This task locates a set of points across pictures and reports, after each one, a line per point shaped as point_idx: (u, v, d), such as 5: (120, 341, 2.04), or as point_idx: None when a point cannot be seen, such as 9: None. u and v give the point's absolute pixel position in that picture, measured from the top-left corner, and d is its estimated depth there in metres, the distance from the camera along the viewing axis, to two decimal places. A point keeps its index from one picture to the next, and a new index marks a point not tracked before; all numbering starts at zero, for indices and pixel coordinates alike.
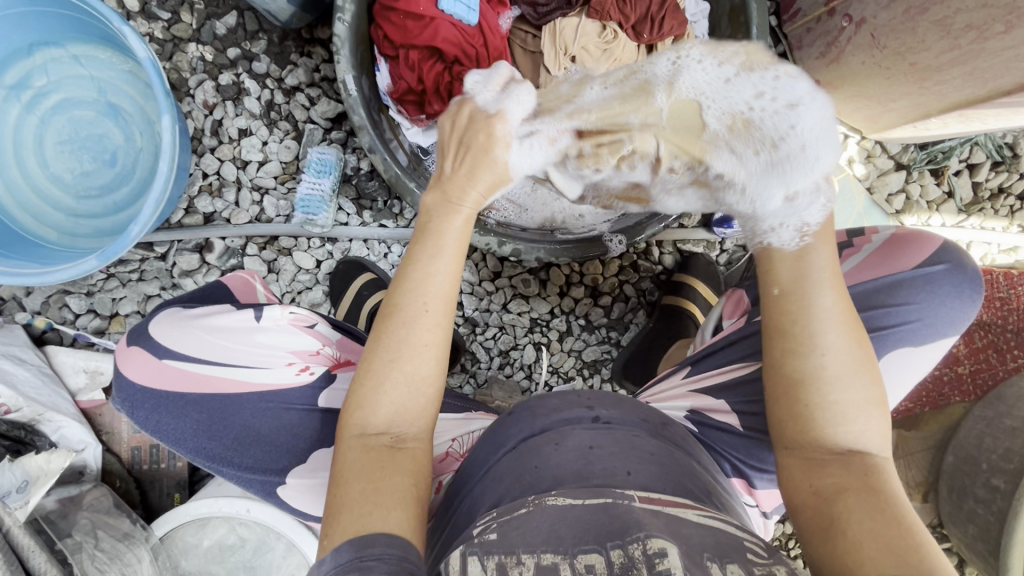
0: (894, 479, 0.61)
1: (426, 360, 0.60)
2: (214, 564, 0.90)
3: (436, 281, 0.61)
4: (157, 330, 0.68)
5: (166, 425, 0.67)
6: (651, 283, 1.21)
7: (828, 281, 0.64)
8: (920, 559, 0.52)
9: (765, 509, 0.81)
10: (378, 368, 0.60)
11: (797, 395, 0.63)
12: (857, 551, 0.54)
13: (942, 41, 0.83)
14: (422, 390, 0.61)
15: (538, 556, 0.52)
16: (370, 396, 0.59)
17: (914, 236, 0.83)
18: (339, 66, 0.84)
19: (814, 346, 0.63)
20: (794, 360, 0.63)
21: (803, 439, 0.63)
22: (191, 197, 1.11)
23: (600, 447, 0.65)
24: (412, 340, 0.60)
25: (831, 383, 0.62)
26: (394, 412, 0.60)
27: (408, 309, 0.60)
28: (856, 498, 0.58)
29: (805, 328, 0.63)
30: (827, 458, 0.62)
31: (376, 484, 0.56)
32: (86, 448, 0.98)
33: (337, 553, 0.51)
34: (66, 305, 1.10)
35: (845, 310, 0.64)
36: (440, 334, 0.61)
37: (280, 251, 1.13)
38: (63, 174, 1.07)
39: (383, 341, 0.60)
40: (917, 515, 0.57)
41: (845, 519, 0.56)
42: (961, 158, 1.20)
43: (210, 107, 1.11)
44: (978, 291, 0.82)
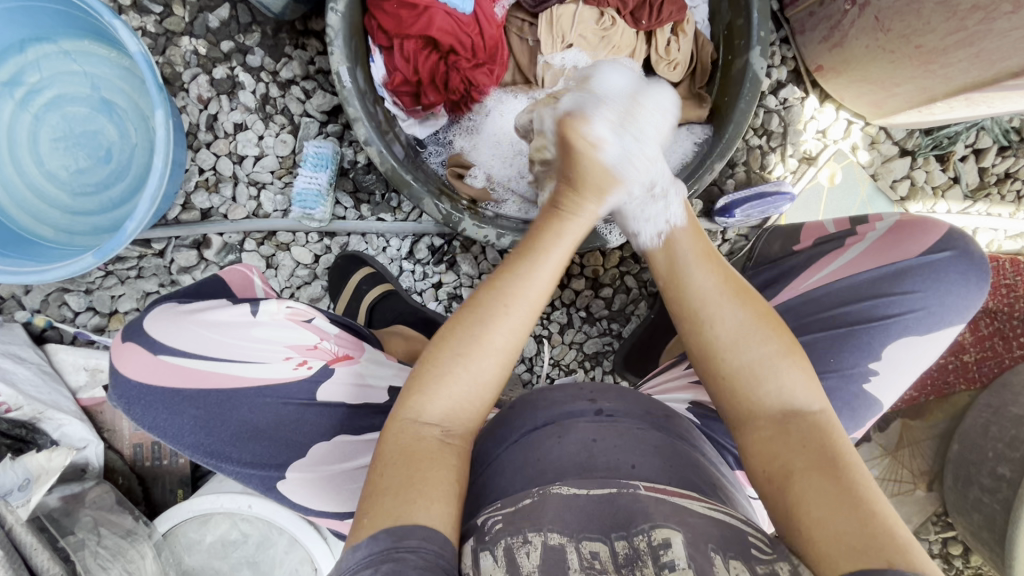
0: (839, 435, 0.61)
1: (491, 363, 0.61)
2: (217, 560, 0.90)
3: (531, 285, 0.63)
4: (153, 324, 0.66)
5: (162, 421, 0.65)
6: (651, 274, 1.20)
7: (697, 260, 0.71)
8: (869, 533, 0.52)
9: (767, 500, 0.80)
10: (447, 360, 0.60)
11: (713, 374, 0.67)
12: (811, 537, 0.53)
13: (948, 23, 0.81)
14: (481, 393, 0.61)
15: (545, 535, 0.53)
16: (431, 387, 0.60)
17: (918, 223, 0.82)
18: (333, 57, 0.83)
19: (706, 320, 0.67)
20: (696, 336, 0.68)
21: (738, 412, 0.65)
22: (188, 193, 1.11)
23: (603, 440, 0.65)
24: (489, 343, 0.61)
25: (732, 349, 0.65)
26: (450, 408, 0.60)
27: (489, 310, 0.62)
28: (805, 474, 0.57)
29: (693, 304, 0.69)
30: (772, 433, 0.62)
31: (418, 474, 0.55)
32: (87, 446, 0.98)
33: (374, 541, 0.50)
34: (66, 304, 1.10)
35: (721, 279, 0.69)
36: (514, 341, 0.62)
37: (278, 246, 1.13)
38: (58, 171, 1.06)
39: (456, 333, 0.61)
40: (863, 473, 0.57)
41: (796, 499, 0.56)
42: (968, 143, 1.18)
43: (204, 102, 1.10)
44: (986, 278, 0.80)
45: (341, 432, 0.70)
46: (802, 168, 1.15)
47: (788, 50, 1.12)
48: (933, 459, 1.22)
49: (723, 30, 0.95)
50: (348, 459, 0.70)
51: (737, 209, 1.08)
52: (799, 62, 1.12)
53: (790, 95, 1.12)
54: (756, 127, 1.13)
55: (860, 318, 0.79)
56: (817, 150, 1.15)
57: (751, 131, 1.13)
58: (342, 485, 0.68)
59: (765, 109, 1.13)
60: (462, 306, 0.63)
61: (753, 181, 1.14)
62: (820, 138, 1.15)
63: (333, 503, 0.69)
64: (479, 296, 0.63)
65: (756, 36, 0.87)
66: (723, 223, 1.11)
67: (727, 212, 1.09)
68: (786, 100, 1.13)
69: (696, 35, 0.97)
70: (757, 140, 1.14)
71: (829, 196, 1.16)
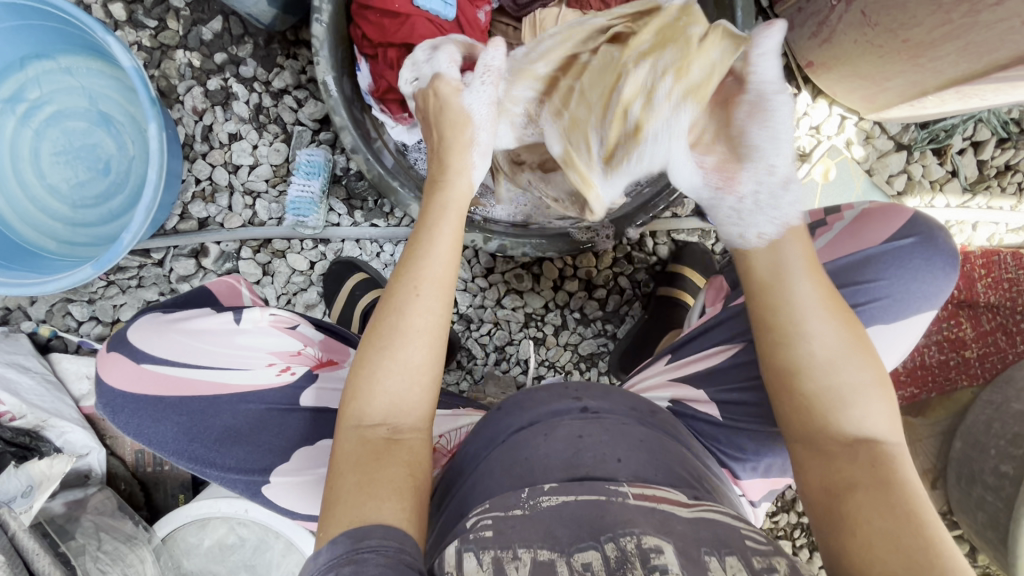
0: (906, 465, 0.60)
1: (417, 347, 0.62)
2: (215, 563, 0.92)
3: (432, 266, 0.65)
4: (137, 336, 0.70)
5: (148, 429, 0.66)
6: (645, 274, 1.19)
7: (806, 271, 0.65)
8: (931, 555, 0.51)
9: (752, 498, 0.81)
10: (372, 358, 0.62)
11: (792, 390, 0.64)
12: (868, 548, 0.53)
13: (934, 17, 0.79)
14: (419, 378, 0.62)
15: (534, 552, 0.52)
16: (366, 387, 0.61)
17: (882, 210, 0.81)
18: (319, 67, 0.84)
19: (801, 336, 0.63)
20: (779, 350, 0.64)
21: (806, 426, 0.63)
22: (185, 203, 1.13)
23: (589, 435, 0.66)
24: (406, 329, 0.62)
25: (827, 368, 0.63)
26: (389, 404, 0.61)
27: (401, 297, 0.64)
28: (869, 491, 0.57)
29: (783, 320, 0.64)
30: (838, 450, 0.61)
31: (375, 476, 0.56)
32: (89, 453, 1.00)
33: (332, 545, 0.50)
34: (69, 313, 1.12)
35: (824, 294, 0.65)
36: (433, 319, 0.63)
37: (274, 253, 1.14)
38: (60, 185, 1.09)
39: (379, 328, 0.63)
40: (931, 506, 0.56)
41: (857, 512, 0.56)
42: (965, 135, 1.16)
43: (199, 113, 1.12)
44: (952, 264, 0.78)
45: (325, 436, 0.70)
46: (795, 164, 1.14)
47: (778, 46, 1.11)
48: (937, 457, 1.20)
49: None
50: (333, 463, 0.69)
51: None
52: (790, 59, 1.11)
53: None
54: None
55: None
56: (811, 146, 1.14)
57: None
58: (327, 488, 0.67)
59: None
60: (380, 307, 0.65)
61: None
62: (813, 134, 1.14)
63: (319, 507, 0.69)
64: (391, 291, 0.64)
65: (740, 34, 0.87)
66: None
67: None
68: None
69: None
70: None
71: (823, 192, 1.15)
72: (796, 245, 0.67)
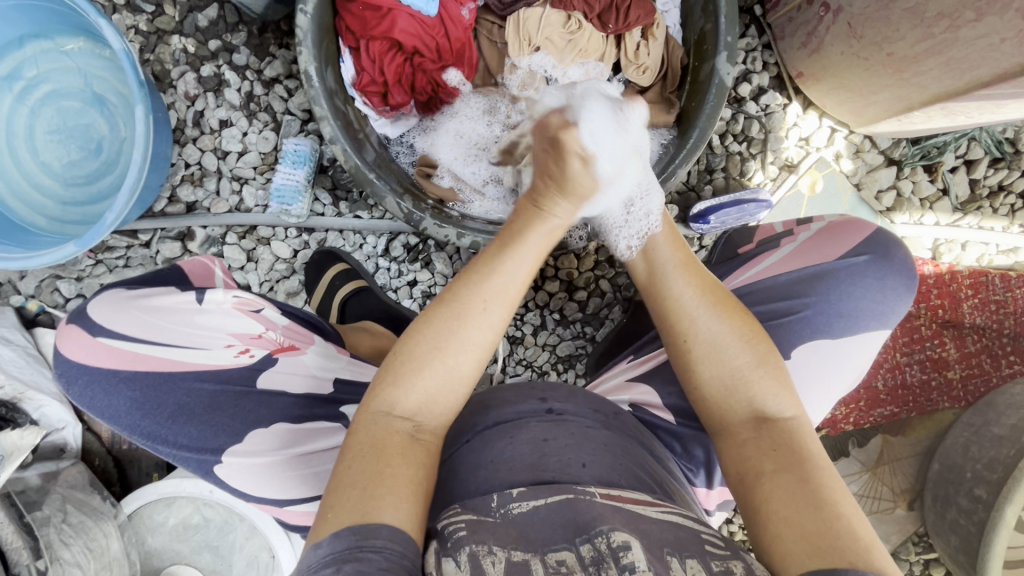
0: (811, 443, 0.60)
1: (467, 357, 0.61)
2: (179, 542, 0.93)
3: (505, 281, 0.62)
4: (97, 310, 0.70)
5: (100, 401, 0.68)
6: (626, 278, 1.19)
7: (675, 269, 0.69)
8: (834, 533, 0.51)
9: (708, 507, 0.79)
10: (425, 351, 0.61)
11: (691, 385, 0.65)
12: (778, 538, 0.53)
13: (917, 30, 0.78)
14: (454, 387, 0.62)
15: (509, 551, 0.51)
16: (405, 380, 0.60)
17: (851, 224, 0.83)
18: (302, 57, 0.84)
19: (683, 331, 0.65)
20: (675, 344, 0.66)
21: (716, 418, 0.64)
22: (174, 186, 1.14)
23: (554, 439, 0.65)
24: (464, 337, 0.61)
25: (711, 357, 0.64)
26: (423, 401, 0.61)
27: (467, 303, 0.61)
28: (774, 475, 0.57)
29: (670, 314, 0.66)
30: (745, 437, 0.62)
31: (387, 470, 0.57)
32: (66, 427, 1.02)
33: (336, 538, 0.51)
34: (57, 290, 1.15)
35: (699, 289, 0.67)
36: (490, 338, 0.62)
37: (259, 240, 1.16)
38: (52, 163, 1.11)
39: (430, 327, 0.61)
40: (835, 484, 0.56)
41: (765, 499, 0.56)
42: (958, 153, 1.15)
43: (191, 98, 1.13)
44: (906, 289, 0.79)
45: (281, 420, 0.70)
46: (782, 175, 1.14)
47: (770, 55, 1.10)
48: (914, 477, 1.18)
49: (694, 36, 0.94)
50: (288, 447, 0.69)
51: (711, 216, 1.08)
52: (781, 68, 1.10)
53: (772, 101, 1.11)
54: (735, 133, 1.12)
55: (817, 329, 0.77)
56: (799, 158, 1.14)
57: (730, 137, 1.12)
58: (280, 472, 0.68)
59: (744, 114, 1.11)
60: (438, 299, 0.63)
61: (732, 187, 1.13)
62: (802, 146, 1.13)
63: (270, 489, 0.69)
64: (455, 286, 0.62)
65: (723, 41, 0.86)
66: (698, 229, 1.10)
67: (701, 218, 1.09)
68: (768, 107, 1.11)
69: (667, 39, 0.96)
70: (737, 147, 1.13)
71: (810, 204, 1.14)
72: (668, 241, 0.72)
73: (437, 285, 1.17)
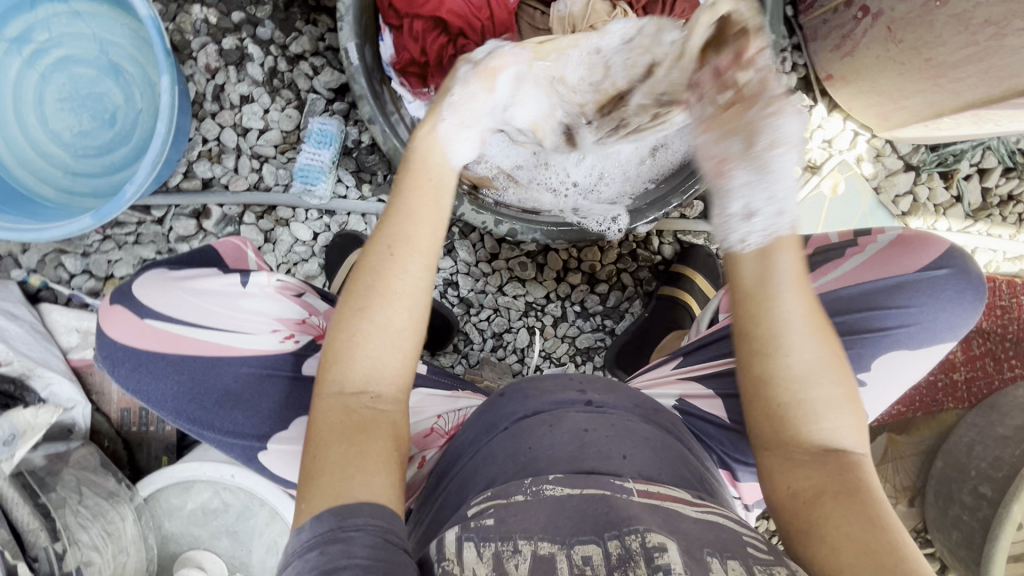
0: (870, 475, 0.60)
1: (397, 309, 0.58)
2: (197, 527, 0.91)
3: (414, 223, 0.60)
4: (143, 291, 0.70)
5: (147, 384, 0.68)
6: (648, 273, 1.19)
7: (794, 283, 0.62)
8: (897, 556, 0.52)
9: (749, 501, 0.80)
10: (351, 323, 0.58)
11: (764, 400, 0.63)
12: (833, 552, 0.54)
13: (960, 37, 0.80)
14: (400, 343, 0.59)
15: (535, 545, 0.51)
16: (346, 350, 0.58)
17: (924, 237, 0.81)
18: (342, 32, 0.84)
19: (782, 349, 0.62)
20: (761, 360, 0.62)
21: (777, 435, 0.63)
22: (190, 162, 1.11)
23: (594, 430, 0.65)
24: (391, 288, 0.58)
25: (801, 383, 0.61)
26: (370, 369, 0.58)
27: (375, 254, 0.59)
28: (834, 495, 0.58)
29: (772, 331, 0.62)
30: (804, 458, 0.61)
31: (361, 446, 0.55)
32: (75, 407, 0.98)
33: (317, 522, 0.50)
34: (62, 265, 1.10)
35: (809, 309, 0.63)
36: (412, 283, 0.59)
37: (277, 221, 1.13)
38: (61, 132, 1.06)
39: (354, 288, 0.59)
40: (889, 510, 0.57)
41: (823, 517, 0.56)
42: (973, 162, 1.18)
43: (212, 71, 1.10)
44: (981, 299, 0.80)
45: None
46: (804, 176, 1.16)
47: (799, 57, 1.11)
48: (917, 475, 1.22)
49: None
50: None
51: None
52: (809, 70, 1.11)
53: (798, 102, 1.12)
54: None
55: (858, 327, 0.79)
56: (822, 159, 1.15)
57: None
58: None
59: None
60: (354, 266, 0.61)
61: None
62: (825, 148, 1.15)
63: None
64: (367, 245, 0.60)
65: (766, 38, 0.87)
66: None
67: None
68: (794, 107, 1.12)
69: None
70: None
71: (830, 207, 1.16)
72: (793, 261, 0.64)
73: (459, 274, 1.16)
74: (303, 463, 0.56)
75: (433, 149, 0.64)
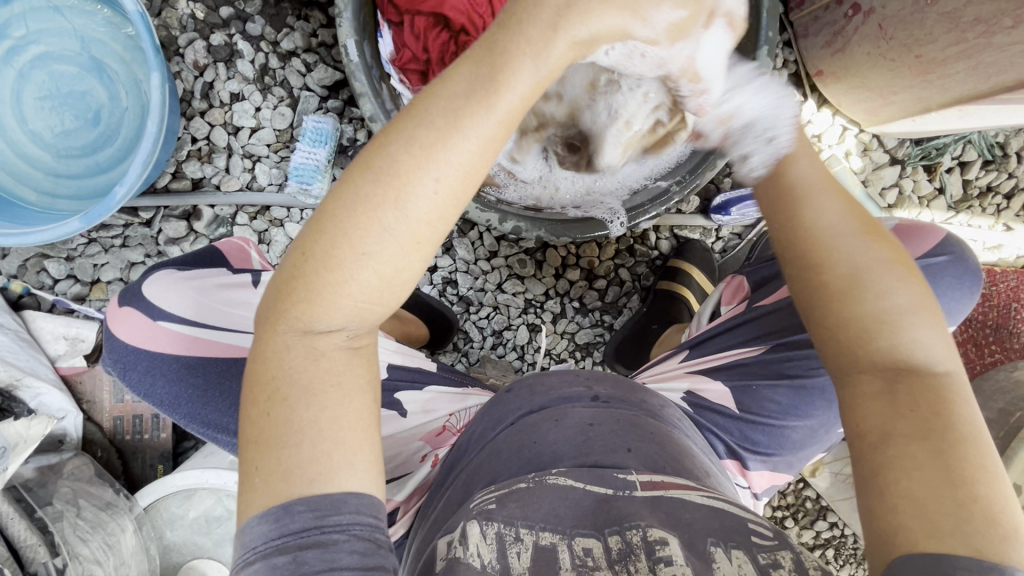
0: (956, 402, 0.55)
1: (397, 249, 0.45)
2: (200, 535, 0.89)
3: (456, 138, 0.44)
4: (152, 290, 0.69)
5: (159, 388, 0.68)
6: (645, 268, 1.21)
7: (820, 184, 0.64)
8: (963, 514, 0.48)
9: (756, 490, 0.81)
10: (343, 255, 0.45)
11: (824, 301, 0.60)
12: (899, 503, 0.50)
13: (949, 34, 0.83)
14: (393, 292, 0.47)
15: (537, 535, 0.52)
16: (324, 290, 0.46)
17: (917, 230, 0.84)
18: (341, 29, 0.82)
19: (828, 243, 0.61)
20: (807, 257, 0.61)
21: (840, 360, 0.59)
22: (179, 161, 1.07)
23: (599, 425, 0.64)
24: (395, 225, 0.45)
25: (853, 283, 0.59)
26: (351, 312, 0.47)
27: (399, 169, 0.44)
28: (905, 438, 0.53)
29: (811, 232, 0.62)
30: (878, 390, 0.56)
31: (329, 408, 0.47)
32: (66, 416, 0.96)
33: (289, 516, 0.46)
34: (44, 270, 1.06)
35: (856, 220, 0.62)
36: (425, 223, 0.45)
37: (271, 221, 1.11)
38: (42, 132, 1.02)
39: (353, 205, 0.45)
40: (979, 453, 0.52)
41: (891, 461, 0.52)
42: (954, 155, 1.22)
43: (200, 68, 1.06)
44: (979, 284, 0.81)
45: None
46: None
47: (790, 53, 1.13)
48: None
49: None
50: None
51: (733, 208, 1.13)
52: (799, 66, 1.13)
53: None
54: None
55: None
56: None
57: None
58: None
59: None
60: (364, 167, 0.45)
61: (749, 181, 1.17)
62: (815, 142, 1.18)
63: None
64: (390, 153, 0.44)
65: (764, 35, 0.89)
66: (719, 220, 1.16)
67: (723, 209, 1.14)
68: None
69: None
70: None
71: None
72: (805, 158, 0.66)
73: (458, 272, 1.16)
74: (253, 420, 0.48)
75: (519, 22, 0.45)
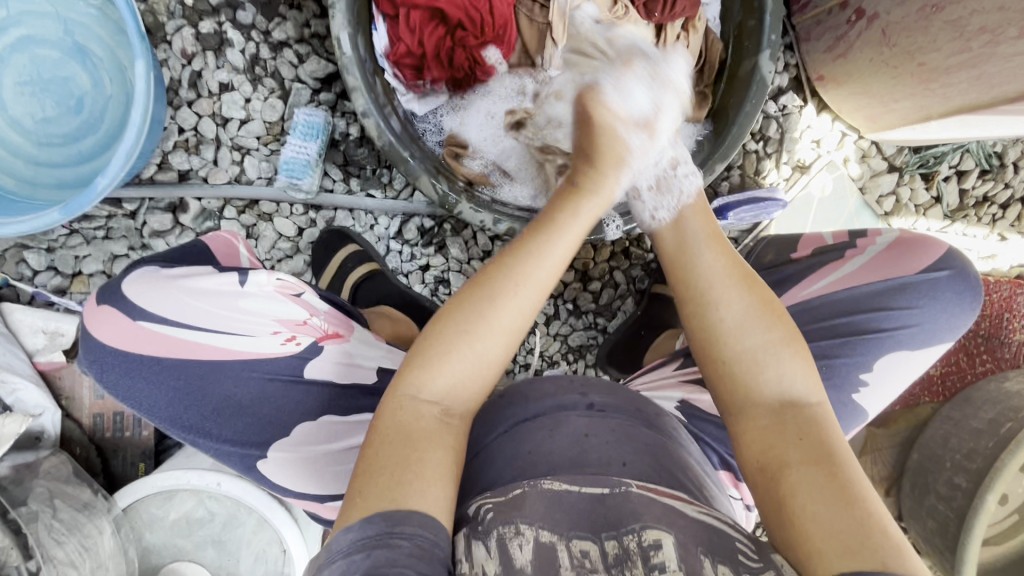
0: (832, 427, 0.59)
1: (494, 345, 0.58)
2: (181, 538, 0.86)
3: (540, 269, 0.60)
4: (134, 289, 0.67)
5: (140, 392, 0.67)
6: (640, 271, 1.19)
7: (707, 240, 0.71)
8: (865, 533, 0.51)
9: (749, 503, 0.79)
10: (449, 337, 0.57)
11: (712, 356, 0.64)
12: (805, 533, 0.52)
13: (953, 43, 0.82)
14: (483, 374, 0.58)
15: (537, 530, 0.52)
16: (433, 364, 0.56)
17: (918, 240, 0.83)
18: (334, 21, 0.80)
19: (711, 301, 0.65)
20: (699, 317, 0.66)
21: (734, 398, 0.63)
22: (165, 152, 1.05)
23: (595, 435, 0.63)
24: (495, 322, 0.58)
25: (733, 334, 0.63)
26: (451, 387, 0.57)
27: (500, 287, 0.58)
28: (800, 466, 0.56)
29: (701, 285, 0.67)
30: (766, 422, 0.60)
31: (415, 454, 0.53)
32: (43, 413, 0.94)
33: (366, 524, 0.48)
34: (23, 261, 1.03)
35: (728, 264, 0.68)
36: (520, 324, 0.59)
37: (259, 216, 1.08)
38: (23, 118, 0.99)
39: (462, 308, 0.58)
40: (857, 470, 0.56)
41: (790, 491, 0.55)
42: (952, 164, 1.21)
43: (188, 57, 1.04)
44: (979, 299, 0.82)
45: (329, 412, 0.72)
46: (795, 176, 1.17)
47: (791, 57, 1.12)
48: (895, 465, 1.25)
49: (734, 31, 0.95)
50: (328, 442, 0.71)
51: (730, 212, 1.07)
52: (800, 71, 1.12)
53: (790, 103, 1.13)
54: (754, 132, 1.14)
55: (857, 327, 0.80)
56: (811, 160, 1.17)
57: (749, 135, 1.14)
58: (326, 466, 0.71)
59: (765, 113, 1.13)
60: (470, 284, 0.60)
61: (747, 185, 1.15)
62: (814, 148, 1.17)
63: (312, 485, 0.71)
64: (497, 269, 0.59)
65: (767, 39, 0.88)
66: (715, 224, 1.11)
67: (721, 214, 1.09)
68: (786, 107, 1.13)
69: (706, 33, 0.96)
70: (754, 145, 1.14)
71: (819, 206, 1.19)
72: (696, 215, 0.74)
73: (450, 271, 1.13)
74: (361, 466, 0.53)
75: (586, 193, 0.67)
